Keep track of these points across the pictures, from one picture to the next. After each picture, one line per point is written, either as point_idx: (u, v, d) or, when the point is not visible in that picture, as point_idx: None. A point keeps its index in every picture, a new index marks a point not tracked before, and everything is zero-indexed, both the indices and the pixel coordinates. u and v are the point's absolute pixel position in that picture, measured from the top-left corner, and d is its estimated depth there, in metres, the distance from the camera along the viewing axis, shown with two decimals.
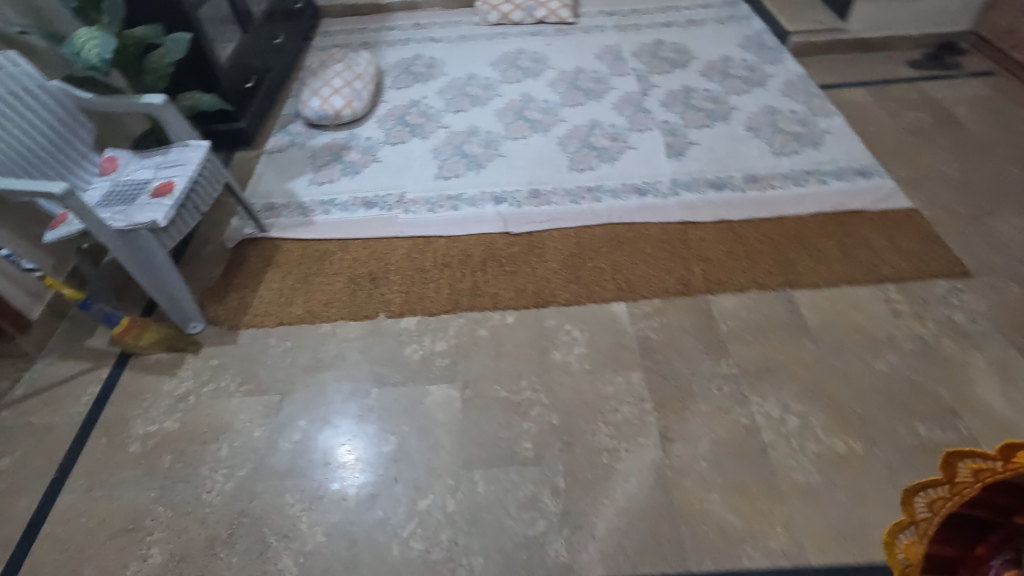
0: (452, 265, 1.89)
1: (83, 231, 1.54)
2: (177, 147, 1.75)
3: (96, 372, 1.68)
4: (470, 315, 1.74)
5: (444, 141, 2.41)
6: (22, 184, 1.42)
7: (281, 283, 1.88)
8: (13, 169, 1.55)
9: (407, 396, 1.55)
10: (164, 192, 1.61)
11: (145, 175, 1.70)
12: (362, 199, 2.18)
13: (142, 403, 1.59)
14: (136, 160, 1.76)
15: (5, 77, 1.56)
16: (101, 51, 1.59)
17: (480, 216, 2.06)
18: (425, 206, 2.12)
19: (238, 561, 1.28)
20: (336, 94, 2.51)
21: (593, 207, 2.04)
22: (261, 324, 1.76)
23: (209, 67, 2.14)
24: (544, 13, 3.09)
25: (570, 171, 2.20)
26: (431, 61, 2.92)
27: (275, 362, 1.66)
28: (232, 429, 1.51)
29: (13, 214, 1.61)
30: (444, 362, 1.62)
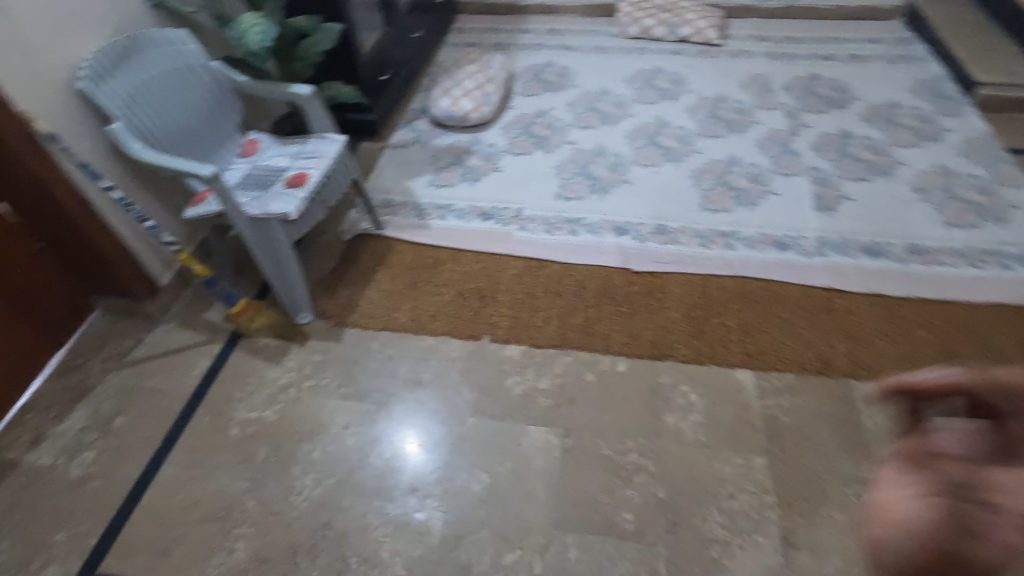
0: (565, 295, 1.79)
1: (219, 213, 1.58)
2: (315, 138, 1.76)
3: (209, 347, 1.72)
4: (578, 354, 1.63)
5: (569, 158, 2.31)
6: (174, 162, 1.46)
7: (390, 285, 1.86)
8: (167, 144, 1.61)
9: (504, 432, 1.47)
10: (298, 183, 1.62)
11: (282, 162, 1.72)
12: (479, 208, 2.12)
13: (247, 387, 1.62)
14: (275, 146, 1.79)
15: (173, 55, 1.63)
16: (263, 37, 1.61)
17: (600, 245, 1.94)
18: (542, 225, 2.03)
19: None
20: (466, 96, 2.48)
21: (725, 254, 1.86)
22: (367, 326, 1.74)
23: (351, 56, 2.15)
24: (689, 31, 2.90)
25: (701, 209, 2.03)
26: (563, 71, 2.82)
27: (375, 369, 1.64)
28: (326, 431, 1.50)
29: (160, 185, 1.68)
30: (546, 402, 1.52)
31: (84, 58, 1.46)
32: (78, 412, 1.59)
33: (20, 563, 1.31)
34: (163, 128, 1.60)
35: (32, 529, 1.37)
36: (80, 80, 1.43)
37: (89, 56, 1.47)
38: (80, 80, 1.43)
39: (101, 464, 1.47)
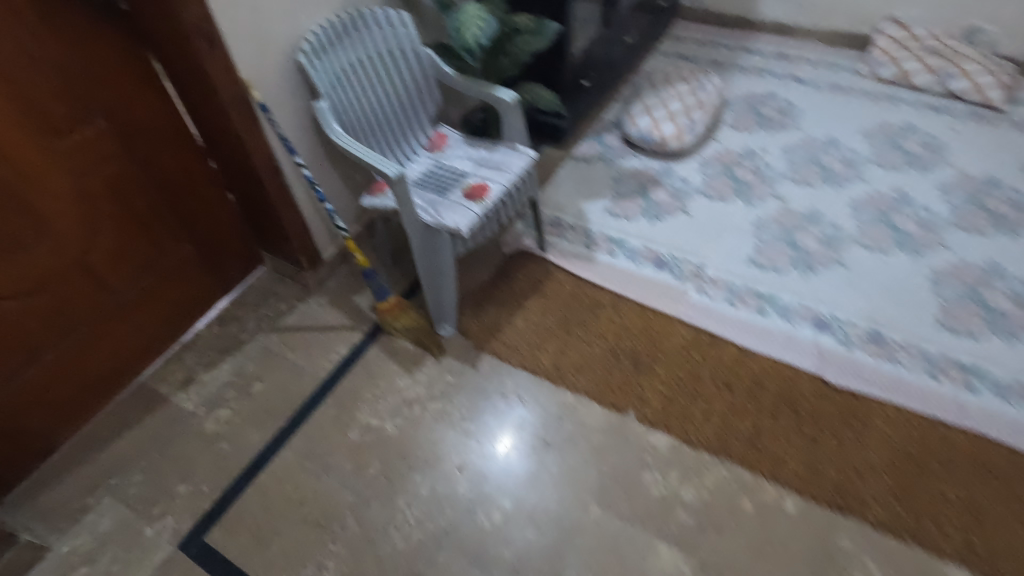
0: (736, 389, 1.51)
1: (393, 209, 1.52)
2: (505, 147, 1.63)
3: (351, 334, 1.70)
4: (738, 472, 1.36)
5: (773, 216, 1.96)
6: (365, 153, 1.41)
7: (540, 318, 1.70)
8: (363, 127, 1.58)
9: (629, 541, 1.27)
10: (477, 196, 1.51)
11: (465, 166, 1.62)
12: (654, 252, 1.88)
13: (376, 389, 1.56)
14: (463, 145, 1.69)
15: (390, 36, 1.57)
16: (479, 33, 1.48)
17: (792, 338, 1.61)
18: (724, 292, 1.74)
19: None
20: (669, 120, 2.23)
21: (960, 397, 1.45)
22: (506, 359, 1.61)
23: (559, 56, 1.98)
24: (964, 86, 2.33)
25: (936, 326, 1.61)
26: (787, 106, 2.42)
27: (504, 412, 1.50)
28: (440, 468, 1.40)
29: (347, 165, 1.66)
30: (687, 520, 1.29)
31: (310, 31, 1.44)
32: (225, 364, 1.65)
33: (146, 501, 1.38)
34: (363, 110, 1.56)
35: (163, 469, 1.43)
36: (301, 53, 1.41)
37: (315, 29, 1.44)
38: (301, 53, 1.41)
39: (231, 426, 1.51)
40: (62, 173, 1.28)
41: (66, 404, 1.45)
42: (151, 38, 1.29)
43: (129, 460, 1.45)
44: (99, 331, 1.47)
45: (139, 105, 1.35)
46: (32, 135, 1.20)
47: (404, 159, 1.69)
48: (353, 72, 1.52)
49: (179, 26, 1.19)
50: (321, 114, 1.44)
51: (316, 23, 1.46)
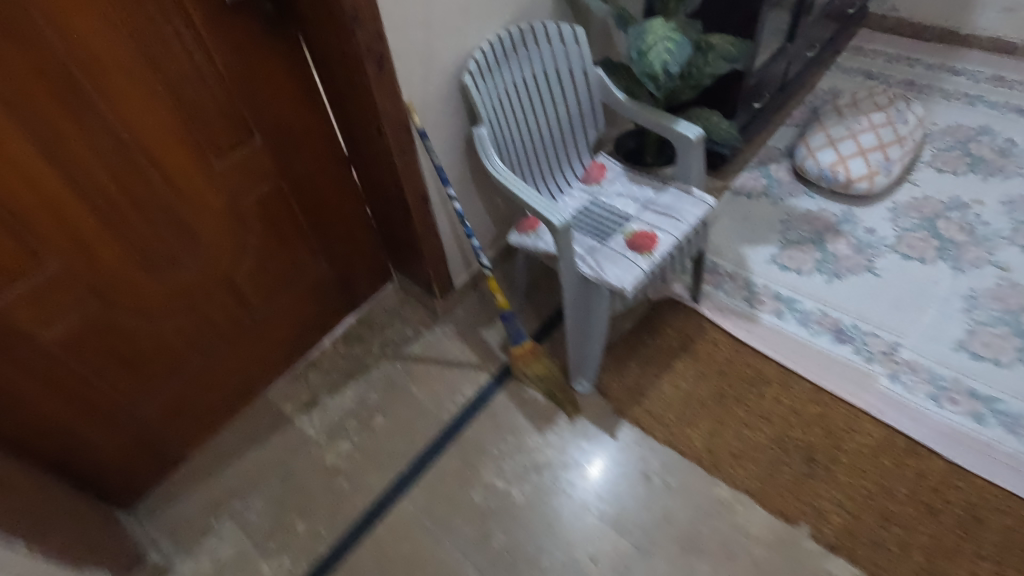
0: (943, 520, 1.22)
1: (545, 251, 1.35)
2: (676, 189, 1.41)
3: (478, 374, 1.57)
4: None
5: (991, 291, 1.60)
6: (525, 190, 1.24)
7: (691, 386, 1.49)
8: (518, 154, 1.41)
9: None
10: (643, 247, 1.31)
11: (628, 207, 1.42)
12: (833, 319, 1.59)
13: (503, 445, 1.43)
14: (623, 181, 1.49)
15: (560, 54, 1.39)
16: (669, 62, 1.27)
17: (1019, 460, 1.28)
18: (925, 384, 1.43)
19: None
20: (859, 156, 1.86)
21: None
22: (651, 432, 1.41)
23: (739, 78, 1.72)
24: None
25: None
26: (1007, 146, 1.98)
27: (647, 498, 1.31)
28: (572, 553, 1.25)
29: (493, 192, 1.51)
30: None
31: (478, 47, 1.28)
32: (349, 390, 1.58)
33: (266, 533, 1.34)
34: (520, 135, 1.40)
35: (283, 501, 1.38)
36: (467, 72, 1.26)
37: (483, 45, 1.29)
38: (467, 73, 1.26)
39: (352, 462, 1.43)
40: (220, 193, 1.21)
41: (200, 418, 1.44)
42: (317, 54, 1.18)
43: (252, 483, 1.42)
44: (236, 348, 1.43)
45: (294, 121, 1.27)
46: (195, 155, 1.13)
47: (556, 191, 1.51)
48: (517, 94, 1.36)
49: (350, 48, 1.07)
50: (479, 142, 1.30)
51: (485, 38, 1.30)
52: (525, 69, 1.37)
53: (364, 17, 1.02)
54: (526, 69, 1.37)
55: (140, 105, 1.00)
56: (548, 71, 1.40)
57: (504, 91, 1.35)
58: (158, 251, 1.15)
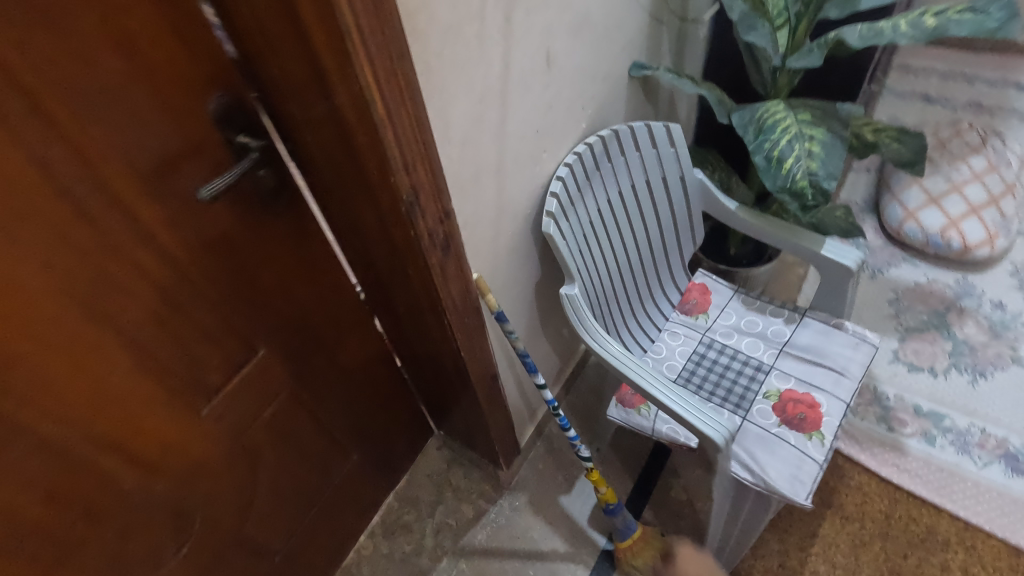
0: None
1: (664, 435, 0.99)
2: (818, 323, 1.07)
3: (572, 569, 1.22)
4: None
5: None
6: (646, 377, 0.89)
7: (851, 561, 1.16)
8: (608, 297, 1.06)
9: None
10: (803, 421, 0.96)
11: (758, 352, 1.07)
12: (998, 442, 1.28)
13: None
14: (738, 308, 1.15)
15: (650, 159, 1.04)
16: (817, 173, 0.94)
17: None
18: None
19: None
20: (972, 216, 1.57)
21: None
22: None
23: None
24: None
25: None
26: None
27: None
28: None
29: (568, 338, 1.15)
30: None
31: (556, 176, 0.92)
32: None
33: None
34: (610, 273, 1.04)
35: None
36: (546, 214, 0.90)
37: (561, 171, 0.92)
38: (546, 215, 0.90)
39: None
40: (218, 442, 0.83)
41: None
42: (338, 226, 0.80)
43: None
44: None
45: (308, 310, 0.89)
46: (173, 415, 0.74)
47: (652, 328, 1.16)
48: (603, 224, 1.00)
49: (398, 237, 0.69)
50: (570, 305, 0.93)
51: (560, 160, 0.94)
52: (610, 187, 1.01)
53: (424, 199, 0.65)
54: (612, 188, 1.01)
55: (77, 389, 0.63)
56: (636, 184, 1.04)
57: (589, 223, 0.99)
58: (136, 549, 0.78)
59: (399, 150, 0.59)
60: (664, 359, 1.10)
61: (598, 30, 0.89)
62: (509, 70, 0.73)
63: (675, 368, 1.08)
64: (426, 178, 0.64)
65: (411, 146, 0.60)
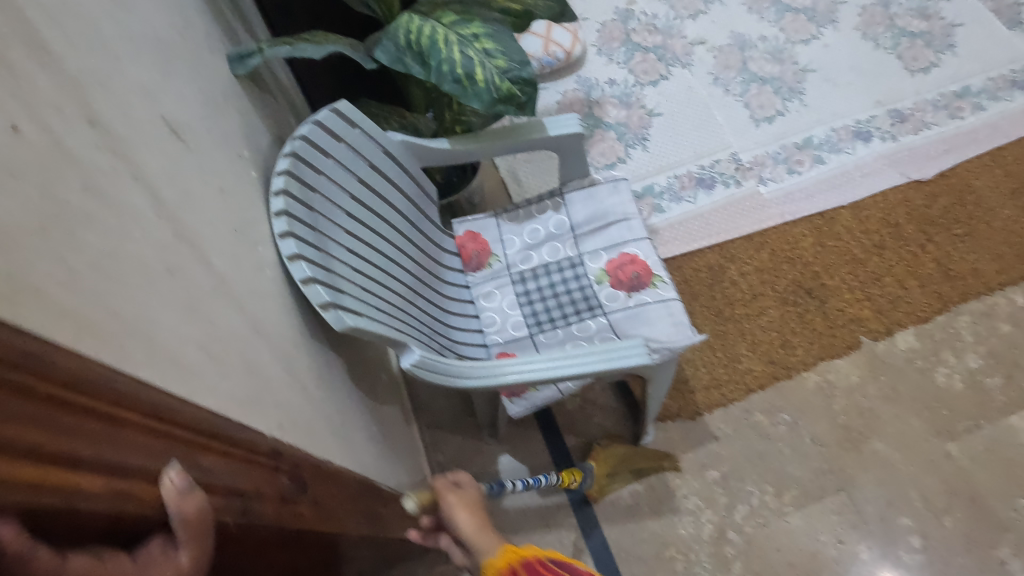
0: (888, 244, 1.46)
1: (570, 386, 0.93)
2: (580, 190, 1.07)
3: (567, 542, 1.17)
4: (970, 308, 1.37)
5: (718, 64, 1.78)
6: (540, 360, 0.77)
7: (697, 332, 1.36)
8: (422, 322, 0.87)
9: (997, 440, 1.22)
10: (641, 278, 1.00)
11: (562, 251, 1.05)
12: (689, 176, 1.59)
13: (675, 563, 1.14)
14: (512, 228, 1.08)
15: (347, 157, 0.80)
16: (509, 64, 0.85)
17: (859, 164, 1.59)
18: (778, 165, 1.59)
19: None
20: (554, 26, 1.75)
21: (983, 119, 1.63)
22: (729, 398, 1.29)
23: None
24: None
25: (912, 73, 1.72)
26: None
27: (794, 448, 1.23)
28: (828, 560, 1.13)
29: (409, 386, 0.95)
30: (998, 381, 1.28)
31: (291, 258, 0.64)
32: None
33: None
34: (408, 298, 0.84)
35: None
36: (321, 310, 0.64)
37: (289, 247, 0.65)
38: (323, 311, 0.64)
39: None
40: None
41: None
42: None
43: None
44: None
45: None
46: None
47: (467, 306, 1.03)
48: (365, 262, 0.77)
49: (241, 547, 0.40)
50: (425, 370, 0.72)
51: (274, 236, 0.65)
52: (340, 218, 0.76)
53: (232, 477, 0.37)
54: (341, 217, 0.76)
55: None
56: (356, 191, 0.81)
57: (356, 272, 0.75)
58: None
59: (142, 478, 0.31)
60: (504, 323, 1.01)
61: (185, 53, 0.58)
62: (155, 193, 0.41)
63: (520, 322, 1.00)
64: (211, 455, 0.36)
65: (149, 461, 0.32)
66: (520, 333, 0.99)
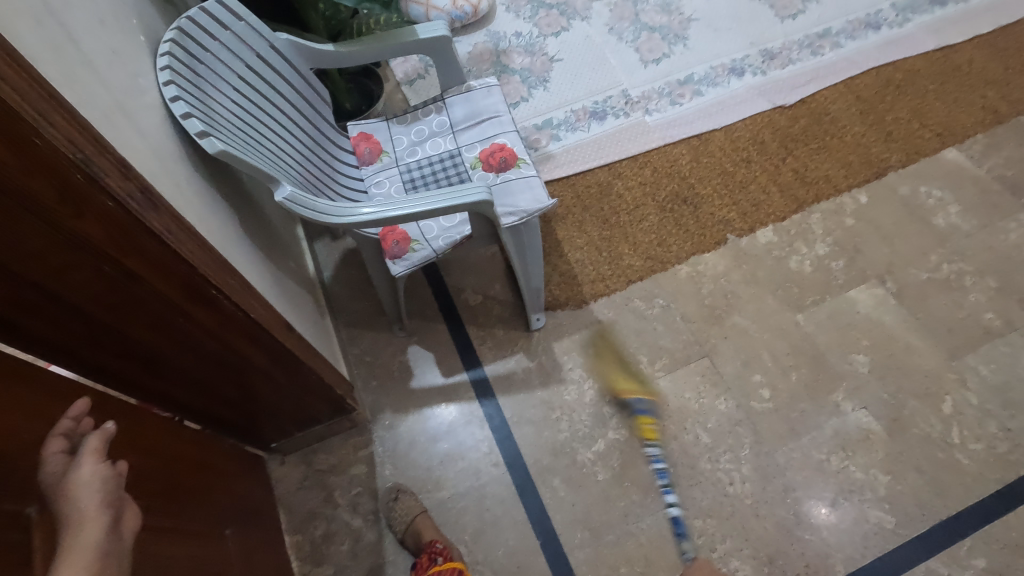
0: (754, 158, 1.66)
1: (443, 248, 1.09)
2: (458, 94, 1.24)
3: (466, 411, 1.32)
4: (822, 207, 1.57)
5: (613, 16, 1.98)
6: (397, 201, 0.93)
7: (586, 236, 1.53)
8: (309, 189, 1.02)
9: (839, 310, 1.42)
10: (507, 160, 1.16)
11: (443, 145, 1.21)
12: (583, 110, 1.77)
13: (561, 423, 1.30)
14: (401, 129, 1.23)
15: (232, 43, 0.95)
16: None
17: (733, 95, 1.79)
18: (662, 98, 1.79)
19: (827, 524, 1.19)
20: None
21: (840, 54, 1.85)
22: (612, 288, 1.46)
23: None
24: None
25: (782, 19, 1.94)
26: None
27: (666, 327, 1.41)
28: (691, 411, 1.30)
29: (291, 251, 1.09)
30: (842, 264, 1.48)
31: (172, 99, 0.78)
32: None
33: None
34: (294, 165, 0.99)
35: None
36: (198, 138, 0.78)
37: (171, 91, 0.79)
38: (200, 139, 0.78)
39: None
40: None
41: None
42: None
43: None
44: None
45: (53, 430, 0.64)
46: None
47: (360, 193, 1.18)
48: (249, 125, 0.92)
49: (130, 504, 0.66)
50: (297, 203, 0.87)
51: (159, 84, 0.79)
52: (225, 88, 0.91)
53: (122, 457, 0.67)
54: (226, 87, 0.91)
55: None
56: (241, 72, 0.95)
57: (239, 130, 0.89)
58: None
59: (20, 111, 0.44)
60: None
61: None
62: None
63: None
64: (84, 133, 0.50)
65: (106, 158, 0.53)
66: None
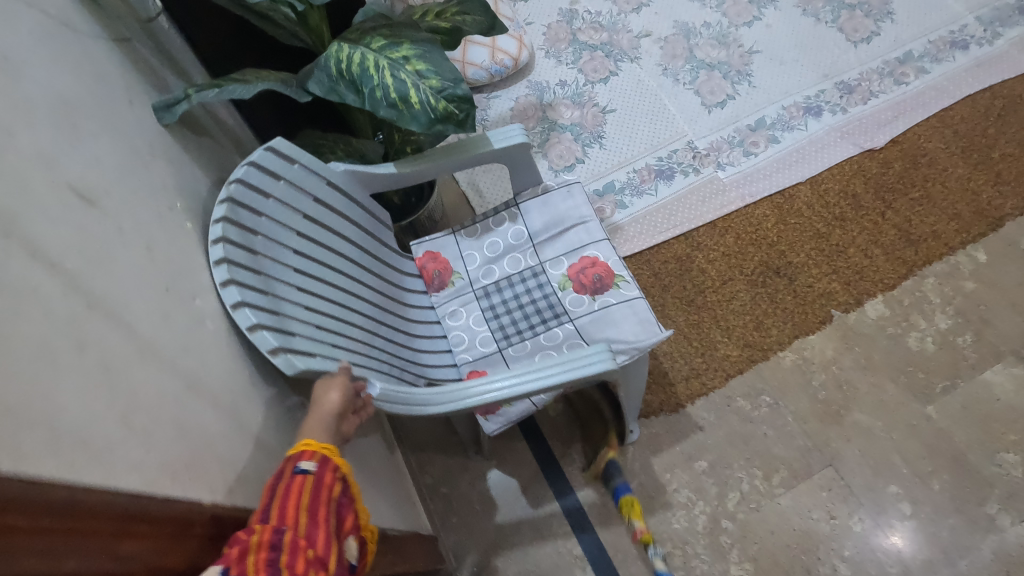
0: (848, 214, 1.48)
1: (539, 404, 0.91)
2: (533, 197, 1.07)
3: (563, 549, 1.16)
4: (935, 270, 1.39)
5: (665, 54, 1.79)
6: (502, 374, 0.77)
7: (671, 324, 1.36)
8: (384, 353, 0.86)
9: (975, 397, 1.24)
10: (603, 278, 0.99)
11: (523, 261, 1.04)
12: (647, 169, 1.59)
13: (673, 559, 1.14)
14: (471, 243, 1.07)
15: (287, 194, 0.78)
16: (445, 82, 0.83)
17: (812, 138, 1.60)
18: (733, 148, 1.60)
19: None
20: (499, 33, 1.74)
21: (927, 81, 1.65)
22: (709, 386, 1.29)
23: None
24: None
25: (855, 44, 1.74)
26: None
27: (777, 430, 1.24)
28: (821, 536, 1.14)
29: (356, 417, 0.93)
30: (969, 339, 1.30)
31: (235, 306, 0.62)
32: None
33: None
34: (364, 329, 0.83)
35: None
36: (271, 356, 0.62)
37: (232, 293, 0.63)
38: (273, 356, 0.62)
39: None
40: None
41: None
42: None
43: None
44: None
45: None
46: None
47: (433, 327, 1.02)
48: (315, 300, 0.76)
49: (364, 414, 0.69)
50: (391, 401, 0.71)
51: (216, 285, 0.63)
52: (286, 256, 0.75)
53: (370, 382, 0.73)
54: (286, 257, 0.75)
55: None
56: (300, 227, 0.79)
57: (307, 311, 0.73)
58: None
59: None
60: (472, 340, 1.00)
61: (96, 115, 0.57)
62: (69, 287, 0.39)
63: (488, 337, 1.00)
64: (56, 536, 0.30)
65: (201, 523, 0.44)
66: (490, 350, 0.99)
